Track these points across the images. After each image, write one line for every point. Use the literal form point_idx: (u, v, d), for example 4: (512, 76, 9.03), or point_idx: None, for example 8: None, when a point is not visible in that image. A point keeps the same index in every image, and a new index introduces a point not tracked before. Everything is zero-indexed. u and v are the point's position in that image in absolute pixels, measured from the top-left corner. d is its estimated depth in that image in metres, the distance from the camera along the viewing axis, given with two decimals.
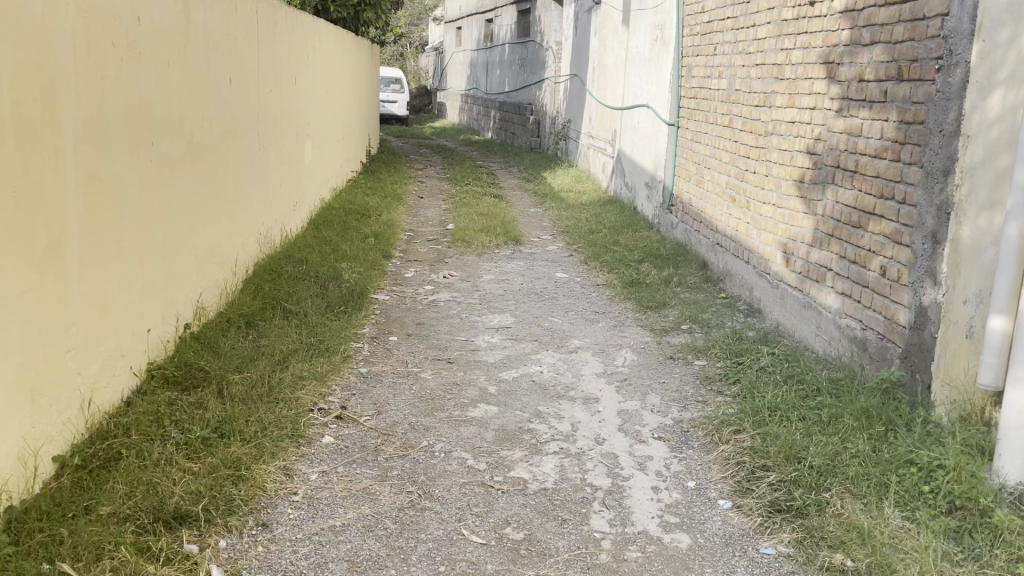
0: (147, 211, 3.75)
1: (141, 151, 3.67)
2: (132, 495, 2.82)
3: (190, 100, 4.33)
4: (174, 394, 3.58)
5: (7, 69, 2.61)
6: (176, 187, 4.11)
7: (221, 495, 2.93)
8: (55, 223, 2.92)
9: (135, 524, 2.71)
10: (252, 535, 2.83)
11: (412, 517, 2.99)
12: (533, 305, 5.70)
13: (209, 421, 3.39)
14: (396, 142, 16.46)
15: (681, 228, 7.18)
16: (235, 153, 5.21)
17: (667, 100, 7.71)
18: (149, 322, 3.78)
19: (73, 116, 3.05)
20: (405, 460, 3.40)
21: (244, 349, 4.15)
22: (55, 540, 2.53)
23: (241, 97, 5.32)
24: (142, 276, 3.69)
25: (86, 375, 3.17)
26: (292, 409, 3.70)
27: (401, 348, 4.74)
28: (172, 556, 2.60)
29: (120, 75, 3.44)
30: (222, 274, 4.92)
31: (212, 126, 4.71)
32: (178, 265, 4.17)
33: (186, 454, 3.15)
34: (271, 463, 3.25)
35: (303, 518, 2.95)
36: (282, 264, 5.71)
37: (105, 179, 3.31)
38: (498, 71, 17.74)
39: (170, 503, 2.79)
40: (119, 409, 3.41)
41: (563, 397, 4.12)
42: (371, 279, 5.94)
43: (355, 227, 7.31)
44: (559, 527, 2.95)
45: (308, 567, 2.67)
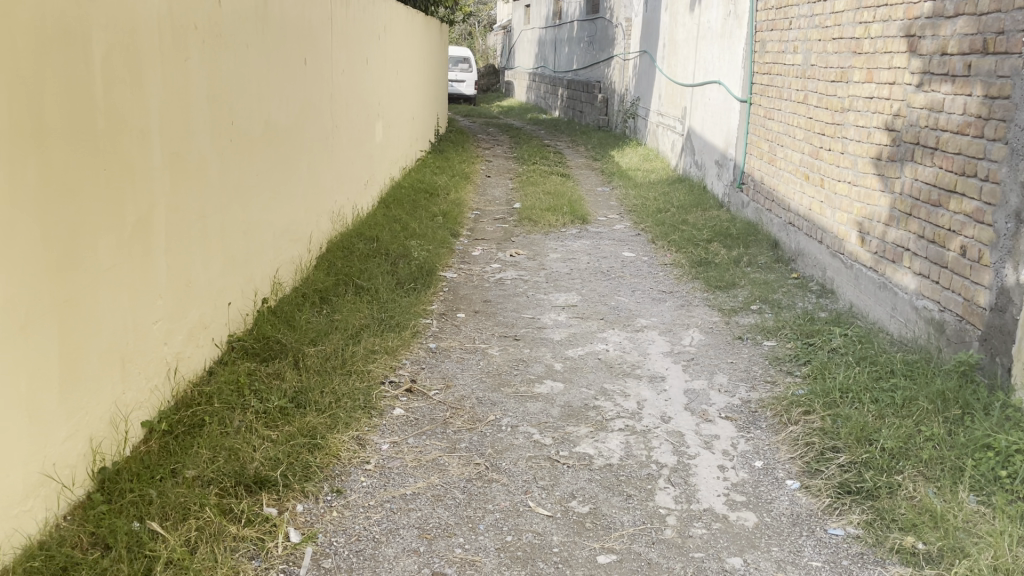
0: (227, 189, 3.89)
1: (221, 131, 3.81)
2: (215, 459, 2.96)
3: (267, 81, 4.46)
4: (253, 366, 3.73)
5: (100, 50, 2.75)
6: (254, 166, 4.26)
7: (298, 462, 3.05)
8: (141, 201, 3.05)
9: (218, 487, 2.84)
10: (327, 501, 2.94)
11: (479, 489, 3.06)
12: (600, 284, 5.71)
13: (286, 391, 3.53)
14: (464, 121, 16.57)
15: (752, 206, 7.05)
16: (310, 133, 5.34)
17: (739, 76, 7.56)
18: (230, 295, 3.94)
19: (160, 98, 3.18)
20: (473, 433, 3.48)
21: (318, 323, 4.29)
22: (145, 500, 2.68)
23: (315, 78, 5.44)
24: (223, 252, 3.85)
25: (172, 345, 3.34)
26: (364, 381, 3.81)
27: (469, 324, 4.82)
28: (253, 518, 2.74)
29: (202, 57, 3.57)
30: (297, 251, 5.08)
31: (288, 107, 4.84)
32: (256, 242, 4.32)
33: (264, 422, 3.29)
34: (345, 433, 3.36)
35: (375, 486, 3.06)
36: (353, 242, 5.84)
37: (189, 158, 3.45)
38: (567, 49, 17.63)
39: (250, 469, 2.93)
40: (202, 377, 3.58)
41: (629, 374, 4.14)
42: (440, 257, 6.03)
43: (424, 206, 7.41)
44: (625, 503, 2.98)
45: (380, 533, 2.77)
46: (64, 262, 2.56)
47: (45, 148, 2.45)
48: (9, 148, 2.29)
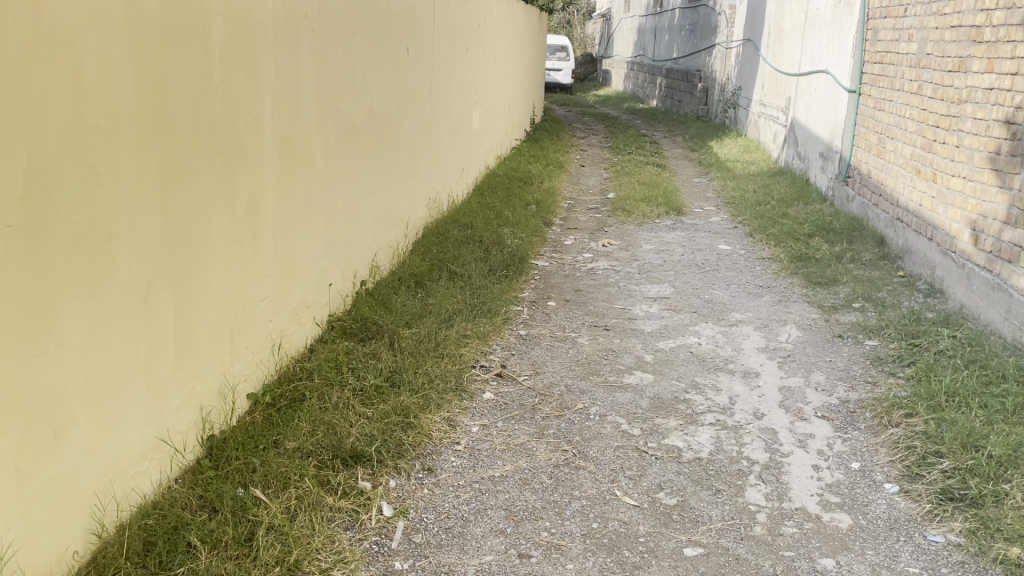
0: (332, 173, 4.03)
1: (328, 118, 3.95)
2: (315, 433, 3.09)
3: (372, 69, 4.58)
4: (351, 345, 3.86)
5: (218, 38, 2.89)
6: (357, 151, 4.39)
7: (392, 439, 3.15)
8: (253, 182, 3.20)
9: (316, 459, 2.97)
10: (419, 478, 3.03)
11: (567, 474, 3.09)
12: (694, 277, 5.63)
13: (381, 370, 3.64)
14: (561, 110, 16.56)
15: (857, 201, 6.80)
16: (410, 120, 5.46)
17: (848, 66, 7.28)
18: (331, 276, 4.09)
19: (272, 84, 3.32)
20: (561, 420, 3.51)
21: (413, 306, 4.40)
22: (249, 468, 2.83)
23: (417, 66, 5.55)
24: (325, 234, 3.99)
25: (277, 322, 3.49)
26: (456, 364, 3.89)
27: (559, 313, 4.84)
28: (348, 490, 2.85)
29: (312, 46, 3.70)
30: (395, 235, 5.21)
31: (390, 94, 4.97)
32: (357, 225, 4.46)
33: (361, 399, 3.41)
34: (437, 413, 3.45)
35: (465, 466, 3.13)
36: (448, 228, 5.95)
37: (297, 143, 3.59)
38: (667, 38, 17.35)
39: (347, 443, 3.04)
40: (304, 354, 3.73)
41: (722, 369, 4.08)
42: (532, 245, 6.07)
43: (518, 194, 7.47)
44: (714, 497, 2.95)
45: (469, 512, 2.83)
46: (182, 238, 2.72)
47: (167, 131, 2.61)
48: (135, 130, 2.45)
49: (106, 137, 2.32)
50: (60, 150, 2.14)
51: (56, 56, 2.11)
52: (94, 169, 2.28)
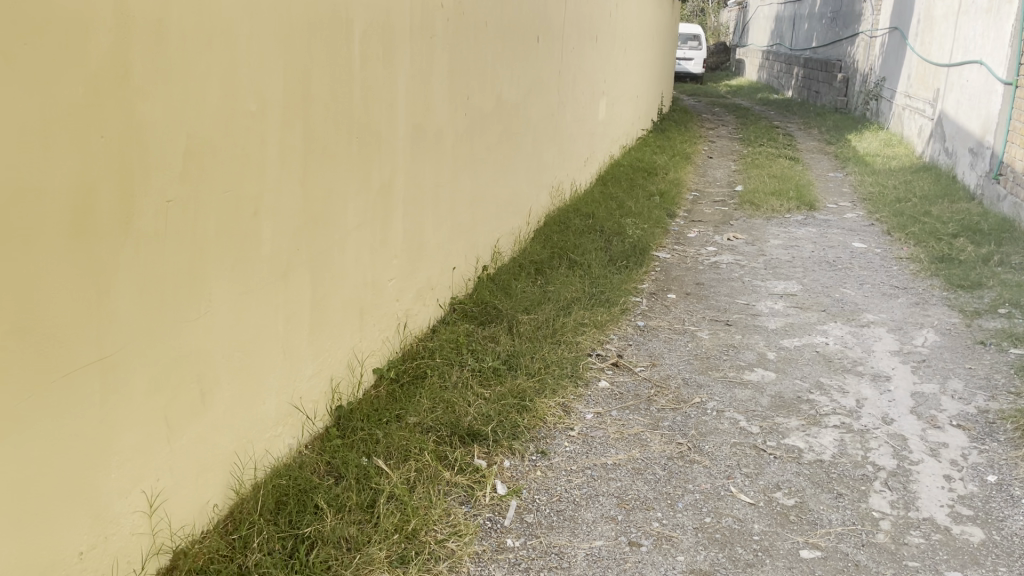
0: (460, 159, 4.14)
1: (458, 105, 4.05)
2: (434, 409, 3.20)
3: (502, 58, 4.65)
4: (472, 327, 3.96)
5: (360, 28, 3.02)
6: (484, 138, 4.48)
7: (508, 421, 3.22)
8: (386, 166, 3.33)
9: (435, 435, 3.08)
10: (533, 460, 3.09)
11: (680, 467, 3.06)
12: (823, 274, 5.42)
13: (500, 353, 3.72)
14: (690, 100, 16.23)
15: (1010, 200, 6.34)
16: (537, 108, 5.51)
17: (1006, 56, 6.79)
18: (454, 260, 4.20)
19: (407, 72, 3.44)
20: (676, 413, 3.48)
21: (533, 293, 4.45)
22: (372, 439, 2.96)
23: (546, 55, 5.59)
24: (451, 219, 4.10)
25: (403, 301, 3.62)
26: (573, 352, 3.93)
27: (679, 306, 4.78)
28: (465, 467, 2.94)
29: (446, 35, 3.80)
30: (518, 223, 5.28)
31: (519, 82, 5.03)
32: (482, 211, 4.55)
33: (479, 379, 3.50)
34: (552, 398, 3.49)
35: (578, 452, 3.16)
36: (570, 216, 5.98)
37: (428, 129, 3.71)
38: (806, 26, 16.66)
39: (464, 422, 3.13)
40: (426, 334, 3.86)
41: (849, 371, 3.92)
42: (654, 236, 6.01)
43: (642, 185, 7.39)
44: (834, 501, 2.86)
45: (581, 497, 2.86)
46: (319, 218, 2.87)
47: (310, 116, 2.76)
48: (282, 115, 2.60)
49: (256, 121, 2.48)
50: (214, 132, 2.31)
51: (215, 44, 2.27)
52: (243, 150, 2.44)
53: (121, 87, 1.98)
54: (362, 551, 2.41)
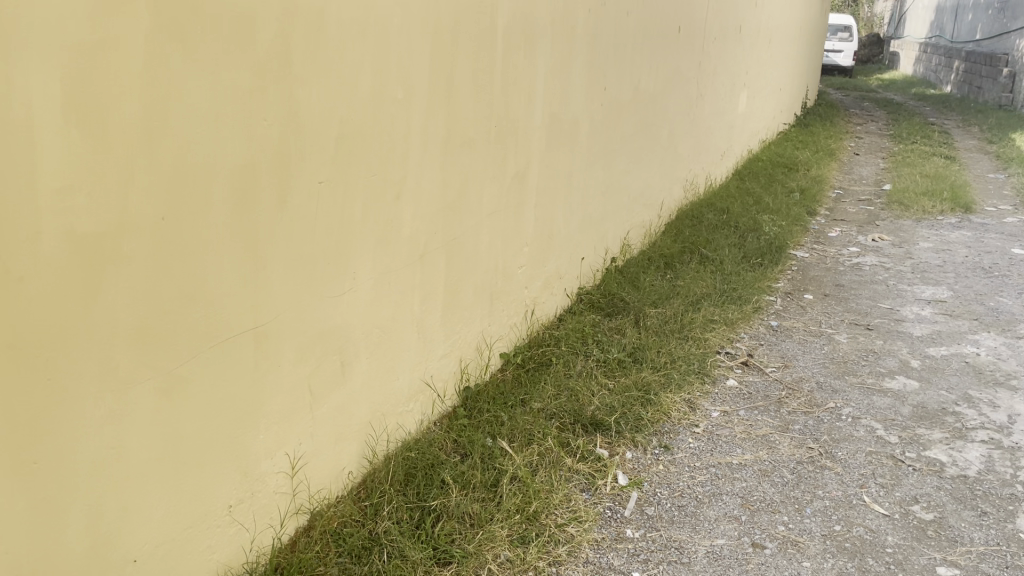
0: (594, 150, 4.15)
1: (595, 96, 4.05)
2: (559, 397, 3.23)
3: (641, 49, 4.61)
4: (598, 318, 3.97)
5: (503, 18, 3.08)
6: (619, 130, 4.46)
7: (632, 413, 3.22)
8: (521, 155, 3.39)
9: (559, 421, 3.11)
10: (655, 454, 3.07)
11: (810, 473, 2.97)
12: (978, 281, 5.07)
13: (626, 345, 3.72)
14: (837, 94, 15.49)
15: None
16: (675, 101, 5.43)
17: None
18: (584, 250, 4.22)
19: (546, 62, 3.48)
20: (808, 417, 3.37)
21: (662, 286, 4.41)
22: (497, 421, 3.03)
23: (687, 46, 5.49)
24: (582, 209, 4.12)
25: (531, 289, 3.68)
26: (700, 348, 3.86)
27: (816, 307, 4.60)
28: (586, 455, 2.96)
29: (586, 25, 3.81)
30: (649, 216, 5.23)
31: (657, 74, 4.97)
32: (613, 203, 4.55)
33: (604, 370, 3.50)
34: (677, 394, 3.45)
35: (702, 449, 3.12)
36: (704, 211, 5.86)
37: (564, 120, 3.74)
38: (971, 16, 15.54)
39: (588, 411, 3.15)
40: (553, 322, 3.90)
41: (1002, 384, 3.66)
42: (792, 234, 5.81)
43: (781, 181, 7.15)
44: (978, 519, 2.69)
45: (704, 495, 2.83)
46: (456, 203, 2.96)
47: (453, 104, 2.84)
48: (426, 103, 2.70)
49: (402, 107, 2.59)
50: (364, 117, 2.43)
51: (368, 33, 2.39)
52: (389, 135, 2.55)
53: (282, 73, 2.12)
54: (485, 528, 2.49)
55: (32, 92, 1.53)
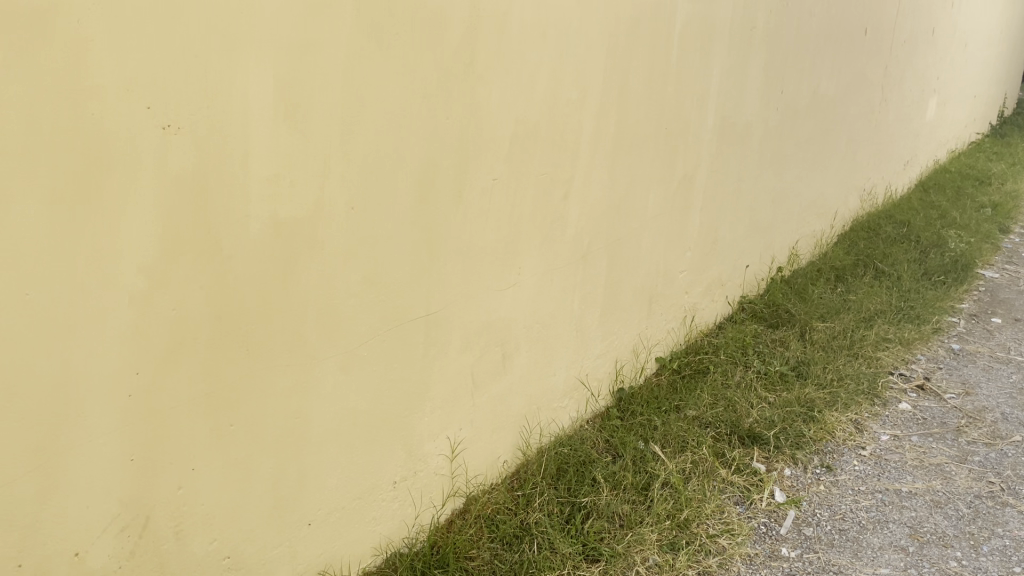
0: (765, 155, 4.02)
1: (770, 100, 3.93)
2: (715, 406, 3.17)
3: (823, 51, 4.42)
4: (760, 328, 3.85)
5: (681, 19, 3.05)
6: (794, 135, 4.30)
7: (792, 429, 3.10)
8: (690, 158, 3.34)
9: (714, 431, 3.05)
10: (816, 473, 2.95)
11: (990, 509, 2.75)
12: None
13: (789, 358, 3.58)
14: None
15: None
16: (855, 106, 5.16)
17: None
18: (748, 258, 4.10)
19: (722, 64, 3.41)
20: (990, 449, 3.12)
21: (831, 300, 4.20)
22: (651, 425, 3.01)
23: (872, 48, 5.21)
24: (749, 216, 4.01)
25: (692, 295, 3.62)
26: (871, 367, 3.66)
27: (1005, 333, 4.24)
28: (742, 468, 2.89)
29: (766, 26, 3.70)
30: (820, 226, 5.00)
31: (838, 78, 4.75)
32: (782, 211, 4.39)
33: (764, 383, 3.39)
34: (843, 413, 3.29)
35: (868, 473, 2.96)
36: (882, 223, 5.53)
37: (736, 123, 3.65)
38: None
39: (746, 423, 3.06)
40: (713, 329, 3.82)
41: None
42: (980, 252, 5.38)
43: (971, 194, 6.63)
44: None
45: (868, 520, 2.70)
46: (622, 204, 2.97)
47: (625, 105, 2.85)
48: (599, 104, 2.73)
49: (575, 108, 2.63)
50: (538, 117, 2.49)
51: (548, 35, 2.44)
52: (563, 135, 2.60)
53: (467, 74, 2.22)
54: (634, 530, 2.49)
55: (249, 89, 1.74)
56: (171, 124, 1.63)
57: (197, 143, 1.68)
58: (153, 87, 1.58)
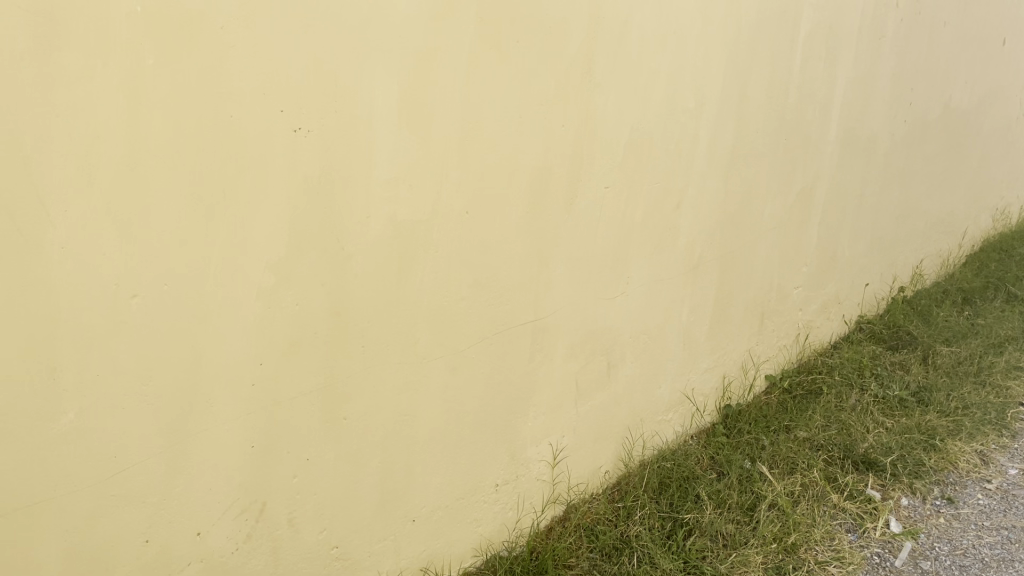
0: (890, 169, 3.85)
1: (898, 112, 3.76)
2: (828, 429, 3.04)
3: (956, 61, 4.20)
4: (878, 350, 3.67)
5: (805, 28, 2.97)
6: (922, 149, 4.10)
7: (911, 457, 2.94)
8: (810, 170, 3.24)
9: (826, 454, 2.93)
10: (935, 505, 2.79)
11: None
12: None
13: (909, 383, 3.40)
14: None
15: None
16: (990, 120, 4.87)
17: None
18: (867, 277, 3.93)
19: (847, 74, 3.29)
20: None
21: (957, 324, 3.97)
22: (758, 444, 2.92)
23: (1010, 59, 4.92)
24: (870, 232, 3.84)
25: (806, 312, 3.50)
26: (1000, 396, 3.43)
27: None
28: (855, 494, 2.76)
29: (896, 35, 3.55)
30: (947, 245, 4.74)
31: (972, 90, 4.50)
32: (906, 228, 4.19)
33: (882, 408, 3.23)
34: (968, 444, 3.10)
35: (994, 509, 2.79)
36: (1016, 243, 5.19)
37: (860, 136, 3.51)
38: None
39: (860, 448, 2.93)
40: (827, 349, 3.67)
41: None
42: None
43: None
44: None
45: (992, 559, 2.55)
46: (737, 217, 2.91)
47: (743, 115, 2.79)
48: (716, 114, 2.68)
49: (692, 117, 2.59)
50: (654, 126, 2.47)
51: (667, 43, 2.42)
52: (678, 145, 2.57)
53: (584, 81, 2.22)
54: (738, 551, 2.43)
55: (374, 93, 1.83)
56: (300, 127, 1.74)
57: (324, 145, 1.78)
58: (286, 92, 1.70)
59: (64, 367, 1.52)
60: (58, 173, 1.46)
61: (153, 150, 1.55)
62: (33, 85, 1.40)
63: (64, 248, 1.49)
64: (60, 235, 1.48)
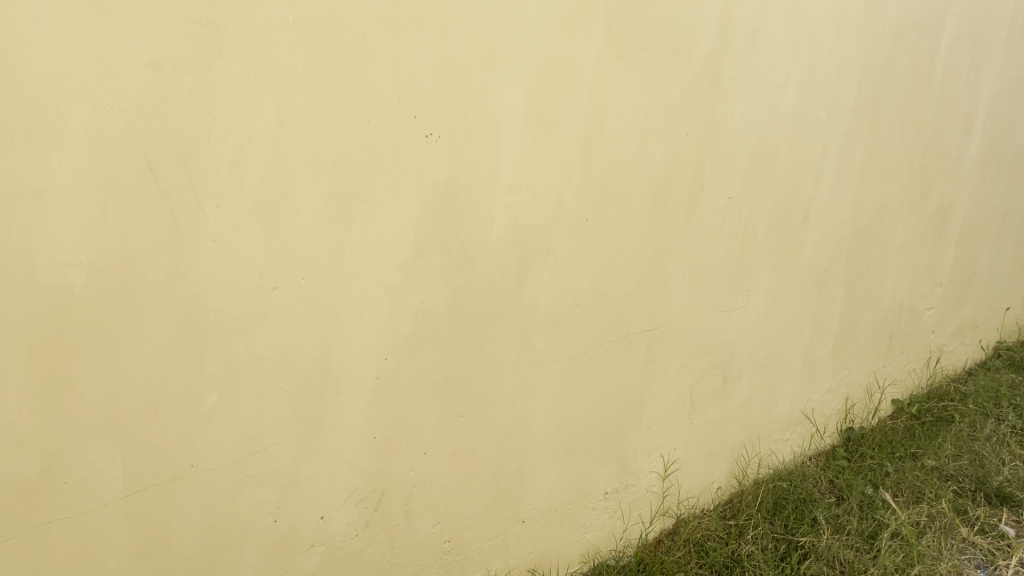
0: None
1: None
2: (959, 458, 2.86)
3: None
4: (1019, 378, 3.42)
5: (948, 37, 2.84)
6: None
7: None
8: (948, 186, 3.08)
9: (956, 485, 2.76)
10: None
11: None
12: None
13: None
14: None
15: None
16: None
17: None
18: (1008, 300, 3.69)
19: (993, 85, 3.12)
20: None
21: None
22: (882, 470, 2.80)
23: None
24: (1013, 254, 3.61)
25: (938, 335, 3.32)
26: None
27: None
28: (987, 529, 2.60)
29: None
30: None
31: None
32: None
33: (1020, 440, 3.01)
34: None
35: None
36: None
37: (1005, 151, 3.32)
38: None
39: (995, 481, 2.75)
40: (961, 374, 3.47)
41: None
42: None
43: None
44: None
45: None
46: (866, 232, 2.80)
47: (877, 127, 2.69)
48: (848, 124, 2.60)
49: (822, 128, 2.52)
50: (781, 137, 2.42)
51: (798, 52, 2.37)
52: (806, 156, 2.50)
53: (710, 91, 2.21)
54: None
55: (502, 100, 1.88)
56: (431, 132, 1.81)
57: (453, 150, 1.85)
58: (419, 98, 1.78)
59: (209, 351, 1.65)
60: (213, 172, 1.58)
61: (297, 151, 1.66)
62: (196, 90, 1.53)
63: (215, 241, 1.61)
64: (211, 229, 1.60)
